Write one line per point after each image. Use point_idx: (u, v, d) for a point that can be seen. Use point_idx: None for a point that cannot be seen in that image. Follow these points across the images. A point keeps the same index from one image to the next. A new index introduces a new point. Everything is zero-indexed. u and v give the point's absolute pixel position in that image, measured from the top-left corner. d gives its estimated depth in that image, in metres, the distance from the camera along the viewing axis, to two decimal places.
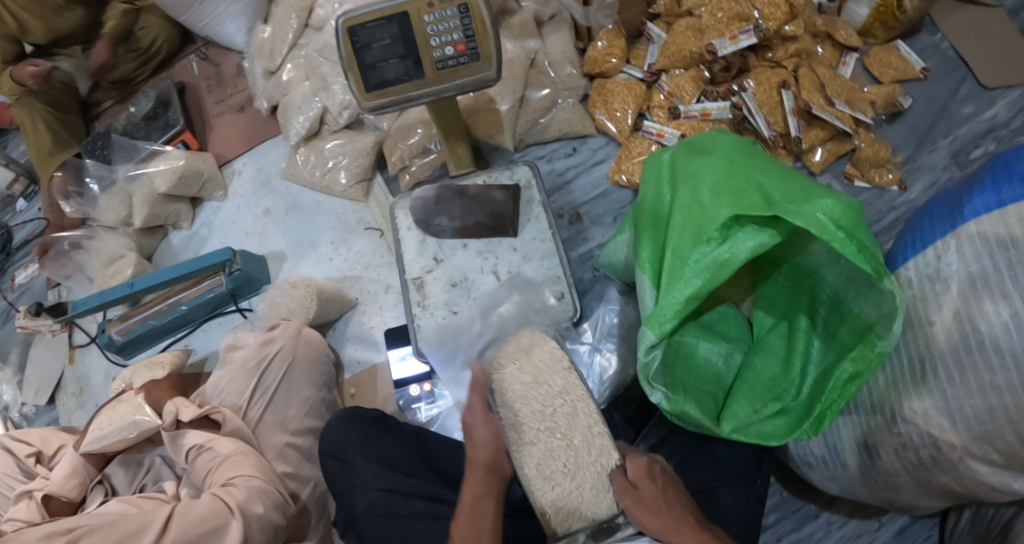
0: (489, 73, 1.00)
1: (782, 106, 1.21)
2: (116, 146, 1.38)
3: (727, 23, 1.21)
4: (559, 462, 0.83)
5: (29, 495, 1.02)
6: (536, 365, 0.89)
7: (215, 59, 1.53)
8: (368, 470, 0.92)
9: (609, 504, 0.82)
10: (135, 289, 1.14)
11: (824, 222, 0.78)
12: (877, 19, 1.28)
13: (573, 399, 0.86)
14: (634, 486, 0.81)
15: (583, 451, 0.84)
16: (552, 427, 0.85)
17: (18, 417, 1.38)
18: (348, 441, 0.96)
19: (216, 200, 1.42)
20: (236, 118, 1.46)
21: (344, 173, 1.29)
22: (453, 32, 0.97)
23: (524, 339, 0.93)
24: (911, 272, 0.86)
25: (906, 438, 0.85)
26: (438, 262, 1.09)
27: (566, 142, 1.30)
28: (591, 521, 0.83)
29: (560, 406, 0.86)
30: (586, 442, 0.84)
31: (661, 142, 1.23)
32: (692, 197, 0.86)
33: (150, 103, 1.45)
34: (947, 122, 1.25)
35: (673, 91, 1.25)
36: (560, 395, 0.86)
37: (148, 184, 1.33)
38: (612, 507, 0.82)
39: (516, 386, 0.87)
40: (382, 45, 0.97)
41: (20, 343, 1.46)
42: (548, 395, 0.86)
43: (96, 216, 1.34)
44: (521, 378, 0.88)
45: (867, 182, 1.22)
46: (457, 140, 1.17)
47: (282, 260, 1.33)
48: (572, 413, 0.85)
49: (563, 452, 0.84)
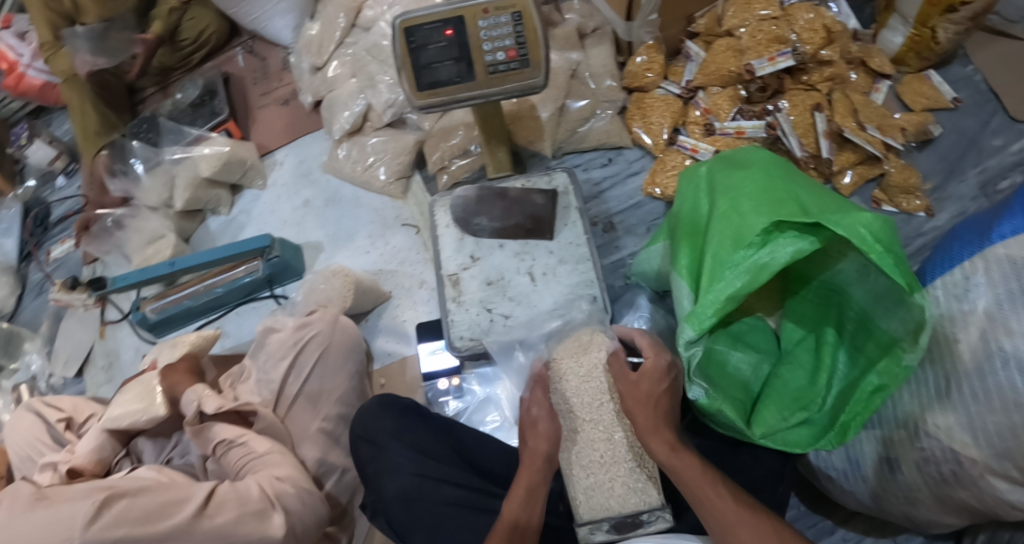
0: (537, 80, 1.03)
1: (815, 128, 1.23)
2: (165, 130, 1.42)
3: (766, 45, 1.24)
4: (598, 452, 0.92)
5: (55, 466, 1.04)
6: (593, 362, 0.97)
7: (261, 52, 1.57)
8: (401, 456, 0.96)
9: (636, 501, 0.89)
10: (176, 268, 1.17)
11: (864, 235, 0.81)
12: (912, 49, 1.31)
13: None
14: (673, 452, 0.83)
15: (621, 447, 0.92)
16: (596, 420, 0.94)
17: (45, 387, 1.41)
18: (377, 429, 0.99)
19: (256, 188, 1.45)
20: (280, 111, 1.50)
21: (384, 169, 1.33)
22: (506, 38, 1.00)
23: (585, 336, 1.00)
24: (939, 291, 0.89)
25: (929, 452, 0.87)
26: (475, 260, 1.12)
27: (602, 152, 1.33)
28: (615, 514, 0.88)
29: (608, 402, 0.94)
30: (626, 440, 0.92)
31: (695, 156, 1.26)
32: (730, 208, 0.89)
33: (198, 91, 1.49)
34: (977, 153, 1.28)
35: (709, 108, 1.28)
36: (610, 394, 0.94)
37: (192, 167, 1.36)
38: (639, 504, 0.89)
39: (570, 378, 0.96)
40: (437, 47, 1.01)
41: (51, 315, 1.49)
42: (598, 392, 0.95)
43: (139, 196, 1.37)
44: (574, 374, 0.97)
45: (895, 207, 1.25)
46: (498, 143, 1.20)
47: (319, 250, 1.36)
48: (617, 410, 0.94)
49: (603, 444, 0.92)
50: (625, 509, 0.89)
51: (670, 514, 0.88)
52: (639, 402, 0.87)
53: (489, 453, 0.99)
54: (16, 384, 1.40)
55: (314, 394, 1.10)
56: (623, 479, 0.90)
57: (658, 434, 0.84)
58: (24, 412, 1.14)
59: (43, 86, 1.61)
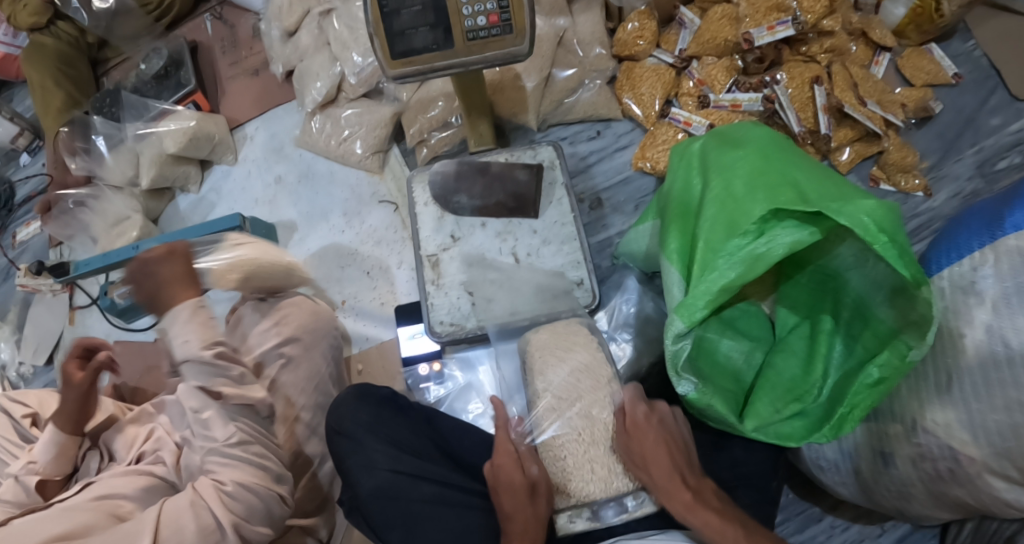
0: (521, 48, 0.96)
1: (813, 102, 1.17)
2: (126, 104, 1.33)
3: (764, 13, 1.15)
4: (576, 430, 0.86)
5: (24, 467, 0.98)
6: (569, 341, 0.93)
7: (230, 19, 1.49)
8: (376, 451, 0.90)
9: (618, 484, 0.84)
10: (141, 252, 1.12)
11: (866, 224, 0.76)
12: (913, 22, 1.26)
13: (599, 375, 0.90)
14: (696, 503, 0.76)
15: (601, 423, 0.87)
16: (575, 397, 0.88)
17: (15, 377, 1.34)
18: (347, 423, 0.93)
19: (226, 164, 1.37)
20: (250, 82, 1.42)
21: (359, 143, 1.25)
22: (487, 2, 0.94)
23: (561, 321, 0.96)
24: (944, 283, 0.83)
25: (925, 448, 0.84)
26: (457, 242, 1.07)
27: (590, 124, 1.26)
28: (598, 496, 0.83)
29: (585, 378, 0.90)
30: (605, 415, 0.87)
31: (688, 130, 1.19)
32: (724, 189, 0.87)
33: (162, 61, 1.40)
34: (974, 132, 1.23)
35: (703, 79, 1.21)
36: (589, 373, 0.90)
37: (157, 143, 1.29)
38: (625, 486, 0.83)
39: (548, 356, 0.92)
40: (411, 12, 0.94)
41: (19, 301, 1.42)
42: (575, 371, 0.90)
43: (101, 174, 1.30)
44: (561, 388, 0.90)
45: (893, 186, 1.20)
46: (479, 117, 1.14)
47: (293, 229, 1.29)
48: (595, 386, 0.89)
49: (581, 422, 0.87)
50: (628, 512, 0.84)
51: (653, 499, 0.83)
52: (645, 464, 0.80)
53: (473, 444, 0.96)
54: None
55: (225, 371, 0.89)
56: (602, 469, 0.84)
57: (675, 493, 0.77)
58: None
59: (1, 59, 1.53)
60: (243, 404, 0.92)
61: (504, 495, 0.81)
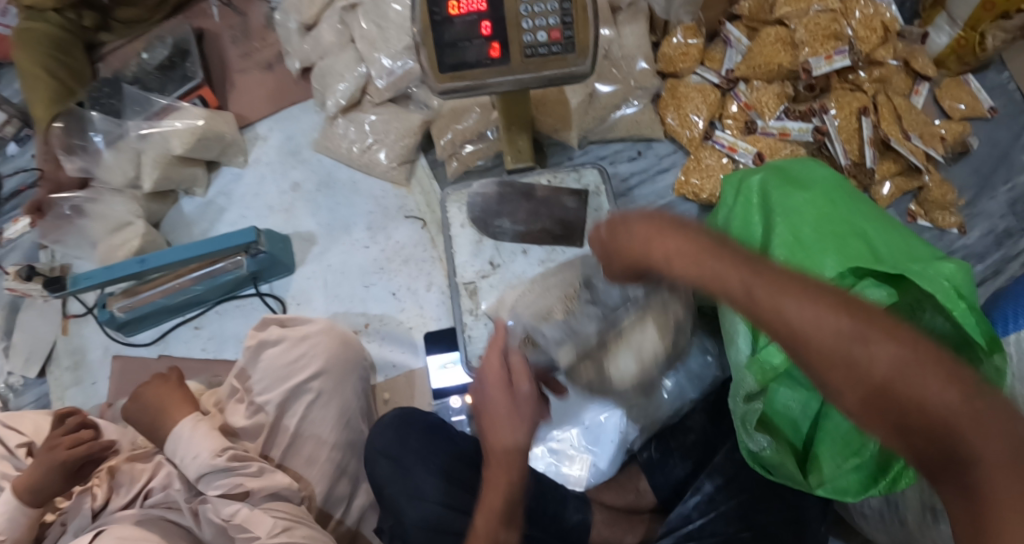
0: (583, 67, 0.88)
1: (860, 134, 1.12)
2: (128, 99, 1.23)
3: (822, 41, 1.10)
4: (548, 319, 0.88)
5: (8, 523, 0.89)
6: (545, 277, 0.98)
7: (238, 6, 1.38)
8: (426, 482, 0.85)
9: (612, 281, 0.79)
10: (146, 266, 1.02)
11: (946, 288, 0.75)
12: (955, 52, 1.22)
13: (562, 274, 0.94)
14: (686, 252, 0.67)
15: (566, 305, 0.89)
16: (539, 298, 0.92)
17: (3, 389, 1.22)
18: (392, 446, 0.88)
19: (236, 166, 1.28)
20: (262, 76, 1.32)
21: (385, 152, 1.18)
22: (550, 16, 0.86)
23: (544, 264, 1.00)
24: (1012, 347, 0.81)
25: None
26: (498, 270, 1.00)
27: (631, 143, 1.20)
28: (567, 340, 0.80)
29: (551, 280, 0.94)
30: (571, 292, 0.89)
31: (733, 156, 1.14)
32: (792, 233, 0.85)
33: (166, 51, 1.30)
34: (1007, 168, 1.20)
35: (751, 103, 1.16)
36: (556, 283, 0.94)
37: (162, 143, 1.19)
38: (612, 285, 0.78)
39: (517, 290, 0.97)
40: (465, 22, 0.86)
41: (4, 304, 1.28)
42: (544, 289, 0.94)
43: (100, 174, 1.19)
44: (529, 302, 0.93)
45: (930, 222, 1.17)
46: (519, 131, 1.07)
47: (310, 242, 1.20)
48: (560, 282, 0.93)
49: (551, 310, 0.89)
50: (662, 341, 0.88)
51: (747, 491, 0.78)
52: (645, 256, 0.70)
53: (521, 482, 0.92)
54: None
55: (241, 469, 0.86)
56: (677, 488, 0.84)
57: (664, 239, 0.69)
58: None
59: None
60: (271, 493, 0.87)
61: (494, 401, 0.77)
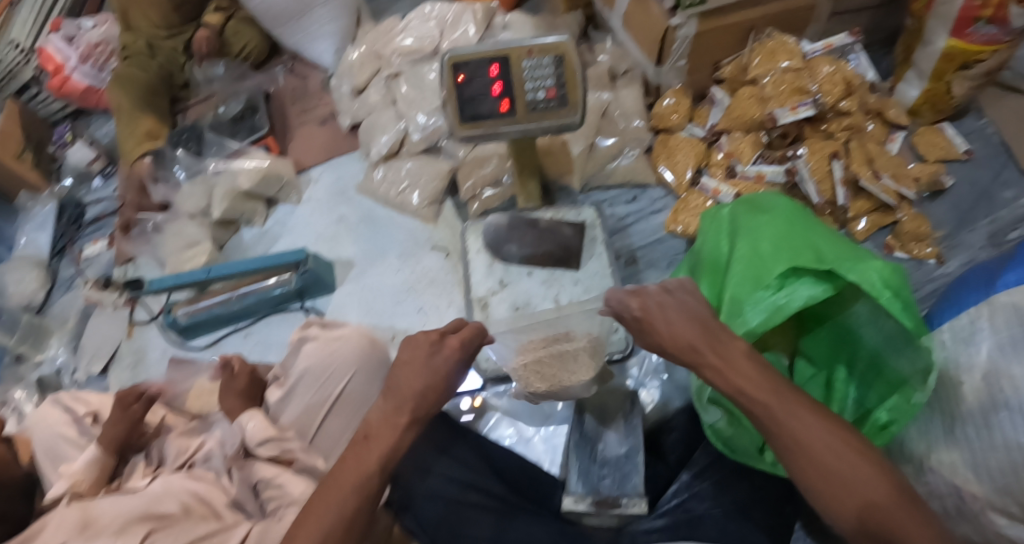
0: (574, 119, 1.09)
1: (832, 175, 1.27)
2: (207, 142, 1.51)
3: (788, 95, 1.29)
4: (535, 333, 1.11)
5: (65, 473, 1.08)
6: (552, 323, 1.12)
7: (301, 73, 1.67)
8: (428, 457, 1.02)
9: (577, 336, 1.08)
10: (210, 277, 1.23)
11: (875, 281, 0.86)
12: (928, 101, 1.35)
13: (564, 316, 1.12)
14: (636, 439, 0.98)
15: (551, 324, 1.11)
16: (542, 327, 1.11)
17: (69, 382, 1.45)
18: (418, 453, 1.02)
19: (290, 203, 1.50)
20: (317, 130, 1.57)
21: (417, 194, 1.38)
22: (546, 79, 1.07)
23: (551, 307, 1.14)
24: (945, 335, 0.90)
25: (933, 486, 0.89)
26: (504, 266, 1.20)
27: (628, 190, 1.39)
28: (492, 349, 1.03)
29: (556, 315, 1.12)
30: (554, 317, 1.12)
31: (717, 198, 1.30)
32: (751, 248, 0.98)
33: (240, 105, 1.57)
34: (988, 204, 1.30)
35: (731, 152, 1.33)
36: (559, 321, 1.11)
37: (231, 179, 1.43)
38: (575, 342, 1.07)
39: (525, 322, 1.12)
40: (481, 82, 1.08)
41: (78, 311, 1.54)
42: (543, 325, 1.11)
43: (178, 203, 1.44)
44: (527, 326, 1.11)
45: (906, 253, 1.27)
46: (529, 177, 1.25)
47: (350, 266, 1.40)
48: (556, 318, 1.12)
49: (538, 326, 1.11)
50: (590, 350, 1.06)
51: (646, 502, 0.98)
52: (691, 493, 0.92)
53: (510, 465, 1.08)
54: (41, 377, 1.45)
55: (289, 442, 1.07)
56: (578, 469, 1.02)
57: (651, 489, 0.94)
58: (52, 406, 1.22)
59: (85, 89, 1.74)
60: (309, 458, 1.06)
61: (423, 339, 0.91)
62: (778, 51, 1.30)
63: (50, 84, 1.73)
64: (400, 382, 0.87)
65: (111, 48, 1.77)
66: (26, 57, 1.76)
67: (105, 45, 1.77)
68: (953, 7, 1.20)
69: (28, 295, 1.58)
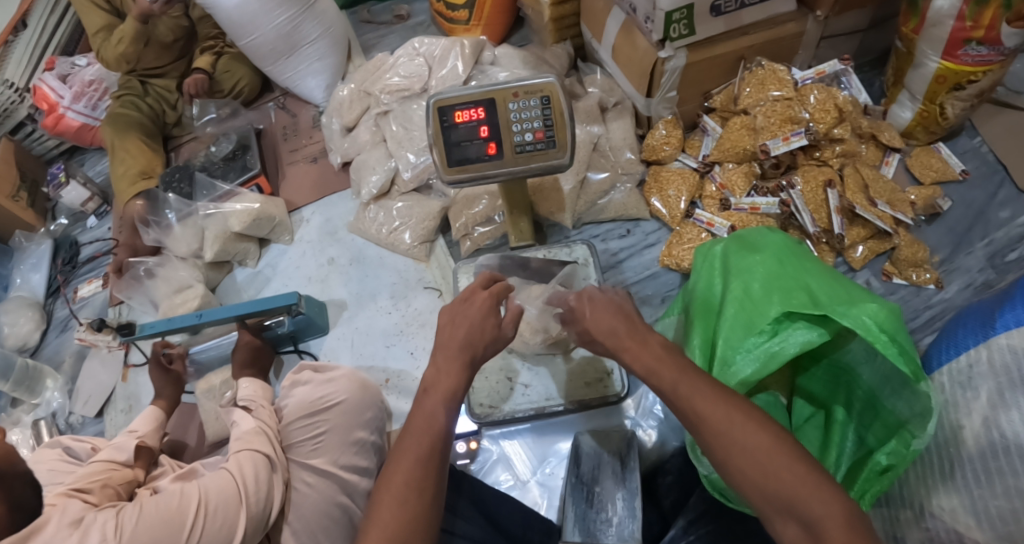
0: (562, 160, 1.08)
1: (827, 204, 1.25)
2: (198, 184, 1.48)
3: (780, 124, 1.28)
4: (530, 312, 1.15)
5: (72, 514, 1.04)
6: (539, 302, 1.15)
7: (292, 109, 1.68)
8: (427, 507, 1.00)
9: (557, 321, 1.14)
10: (203, 320, 1.21)
11: (869, 325, 0.85)
12: (920, 123, 1.34)
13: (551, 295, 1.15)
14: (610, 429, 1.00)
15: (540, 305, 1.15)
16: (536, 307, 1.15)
17: (65, 425, 1.44)
18: None
19: (283, 243, 1.49)
20: (308, 168, 1.57)
21: (409, 233, 1.38)
22: (534, 120, 1.06)
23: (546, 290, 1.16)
24: (944, 377, 0.89)
25: (934, 533, 0.85)
26: None
27: (621, 223, 1.38)
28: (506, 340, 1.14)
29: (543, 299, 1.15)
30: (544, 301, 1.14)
31: (711, 230, 1.29)
32: (743, 289, 0.96)
33: (231, 145, 1.55)
34: (984, 225, 1.28)
35: (724, 183, 1.32)
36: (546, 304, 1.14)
37: (222, 222, 1.42)
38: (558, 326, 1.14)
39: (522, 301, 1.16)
40: (466, 127, 1.07)
41: (74, 353, 1.54)
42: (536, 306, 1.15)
43: (170, 245, 1.44)
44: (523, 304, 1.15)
45: (905, 279, 1.25)
46: (520, 215, 1.24)
47: (342, 307, 1.39)
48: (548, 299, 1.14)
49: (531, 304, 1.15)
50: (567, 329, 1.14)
51: None
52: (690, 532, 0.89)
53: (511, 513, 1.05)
54: (37, 419, 1.44)
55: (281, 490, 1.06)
56: (575, 515, 1.02)
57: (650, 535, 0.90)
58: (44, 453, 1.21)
59: (79, 127, 1.74)
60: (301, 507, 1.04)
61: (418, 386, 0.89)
62: (768, 80, 1.29)
63: (44, 123, 1.72)
64: (440, 344, 0.90)
65: (104, 86, 1.77)
66: (21, 96, 1.73)
67: (99, 83, 1.77)
68: (944, 30, 1.18)
69: (23, 336, 1.56)
